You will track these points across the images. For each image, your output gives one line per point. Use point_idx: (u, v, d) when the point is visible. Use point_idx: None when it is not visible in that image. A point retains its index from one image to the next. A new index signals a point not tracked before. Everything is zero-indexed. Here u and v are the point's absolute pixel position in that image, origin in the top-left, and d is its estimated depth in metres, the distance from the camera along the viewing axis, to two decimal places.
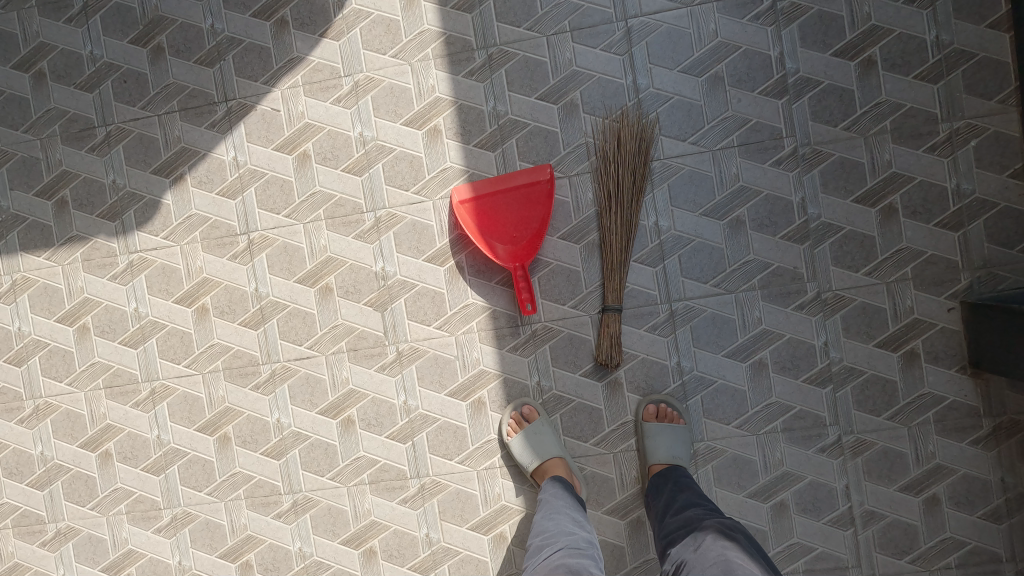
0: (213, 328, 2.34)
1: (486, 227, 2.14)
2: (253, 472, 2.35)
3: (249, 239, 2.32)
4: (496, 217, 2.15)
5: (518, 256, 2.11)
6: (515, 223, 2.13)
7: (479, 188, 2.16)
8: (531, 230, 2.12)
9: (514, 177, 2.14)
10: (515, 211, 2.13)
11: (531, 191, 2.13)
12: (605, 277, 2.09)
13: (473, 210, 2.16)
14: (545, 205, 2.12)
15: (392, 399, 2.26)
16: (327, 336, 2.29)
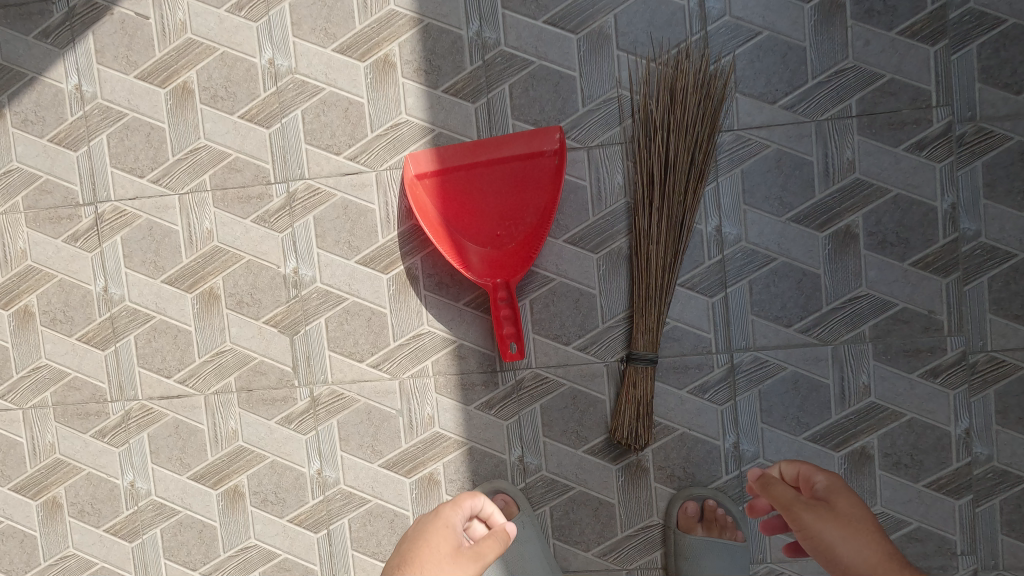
0: (39, 343, 1.56)
1: (456, 219, 1.39)
2: (91, 561, 1.58)
3: (97, 212, 1.53)
4: (471, 205, 1.39)
5: (501, 266, 1.37)
6: (500, 216, 1.38)
7: (448, 159, 1.40)
8: (524, 228, 1.37)
9: (502, 144, 1.38)
10: (502, 197, 1.38)
11: (528, 167, 1.37)
12: (636, 308, 1.35)
13: (436, 191, 1.41)
14: (548, 190, 1.36)
15: (301, 466, 1.51)
16: (208, 366, 1.52)
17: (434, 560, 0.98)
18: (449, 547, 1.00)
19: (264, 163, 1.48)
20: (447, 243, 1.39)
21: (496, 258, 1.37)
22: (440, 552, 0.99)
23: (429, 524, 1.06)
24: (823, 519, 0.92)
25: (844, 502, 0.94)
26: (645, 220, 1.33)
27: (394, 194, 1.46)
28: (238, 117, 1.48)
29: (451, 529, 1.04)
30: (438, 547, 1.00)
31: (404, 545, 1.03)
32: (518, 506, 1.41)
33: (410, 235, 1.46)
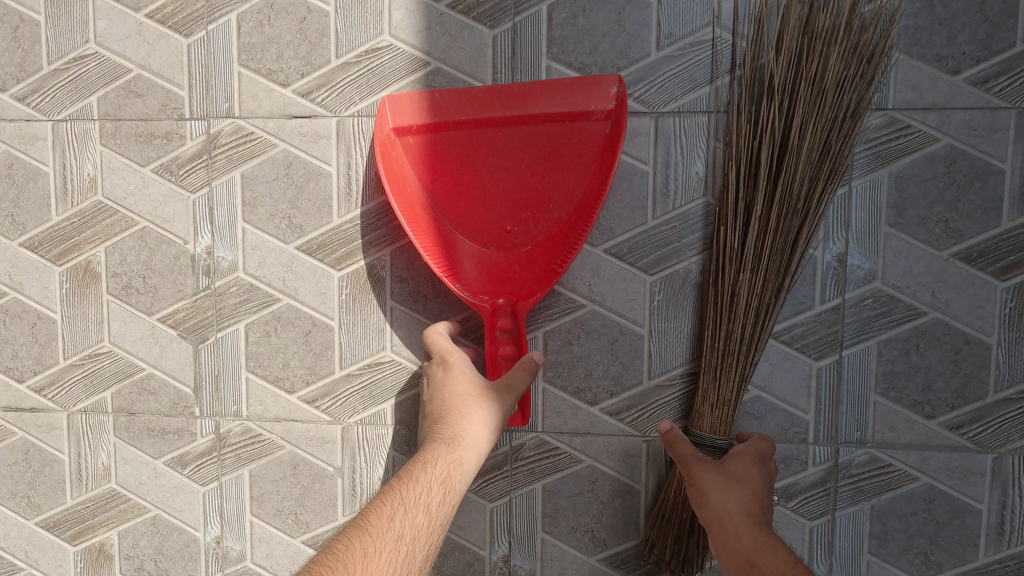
0: None
1: (447, 203, 0.94)
2: None
3: None
4: (471, 184, 0.93)
5: (506, 279, 0.91)
6: (513, 204, 0.92)
7: (442, 108, 0.92)
8: (548, 226, 0.92)
9: (525, 94, 0.90)
10: (518, 177, 0.92)
11: (564, 134, 0.90)
12: (710, 365, 0.88)
13: (421, 155, 0.94)
14: (592, 176, 0.90)
15: (193, 530, 1.06)
16: (75, 372, 1.07)
17: (461, 402, 0.85)
18: (476, 381, 0.88)
19: (177, 89, 1.01)
20: (429, 236, 0.93)
21: (501, 266, 0.92)
22: (466, 397, 0.86)
23: (450, 386, 0.87)
24: (704, 462, 0.82)
25: (734, 460, 0.82)
26: (734, 240, 0.86)
27: (360, 154, 0.98)
28: (145, 17, 1.01)
29: (474, 377, 0.88)
30: (463, 396, 0.86)
31: (433, 401, 0.88)
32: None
33: (379, 217, 0.99)
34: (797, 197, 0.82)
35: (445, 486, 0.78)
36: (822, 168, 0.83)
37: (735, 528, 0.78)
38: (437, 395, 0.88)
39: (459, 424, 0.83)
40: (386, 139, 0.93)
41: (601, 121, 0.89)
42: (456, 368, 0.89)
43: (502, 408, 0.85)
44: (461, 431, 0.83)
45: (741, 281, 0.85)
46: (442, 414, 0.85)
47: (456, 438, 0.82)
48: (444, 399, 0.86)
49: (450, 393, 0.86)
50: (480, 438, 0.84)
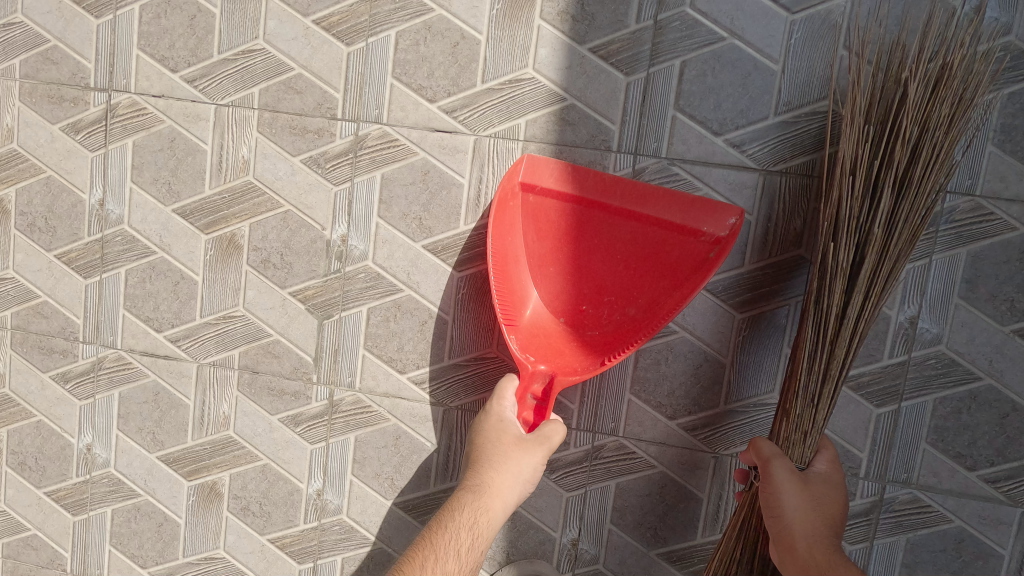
0: (10, 250, 1.25)
1: (540, 264, 1.06)
2: (26, 523, 1.32)
3: (109, 103, 1.19)
4: (567, 254, 1.05)
5: (560, 349, 1.05)
6: (595, 288, 1.05)
7: (574, 178, 1.03)
8: (618, 321, 1.05)
9: (649, 196, 1.02)
10: (612, 266, 1.04)
11: (670, 243, 1.02)
12: (805, 389, 0.90)
13: (529, 213, 1.05)
14: (675, 287, 1.02)
15: (298, 482, 1.21)
16: (209, 330, 1.21)
17: (500, 449, 0.97)
18: (513, 429, 0.99)
19: (333, 91, 1.12)
20: (515, 291, 1.06)
21: (561, 338, 1.06)
22: (506, 448, 0.97)
23: (488, 434, 0.99)
24: (796, 477, 0.89)
25: (838, 492, 0.91)
26: (840, 249, 0.86)
27: (492, 172, 1.10)
28: (312, 22, 1.11)
29: (509, 429, 0.99)
30: (501, 447, 0.98)
31: (472, 445, 1.00)
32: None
33: None
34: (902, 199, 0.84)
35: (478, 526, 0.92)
36: (929, 175, 0.85)
37: (811, 542, 0.87)
38: (477, 439, 1.00)
39: (490, 474, 0.96)
40: (510, 183, 1.04)
41: (709, 242, 1.01)
42: (497, 418, 1.00)
43: (533, 458, 0.96)
44: (488, 483, 0.95)
45: (850, 288, 0.87)
46: (476, 461, 0.98)
47: (488, 483, 0.96)
48: (483, 444, 0.99)
49: (487, 444, 0.98)
50: (514, 479, 0.96)
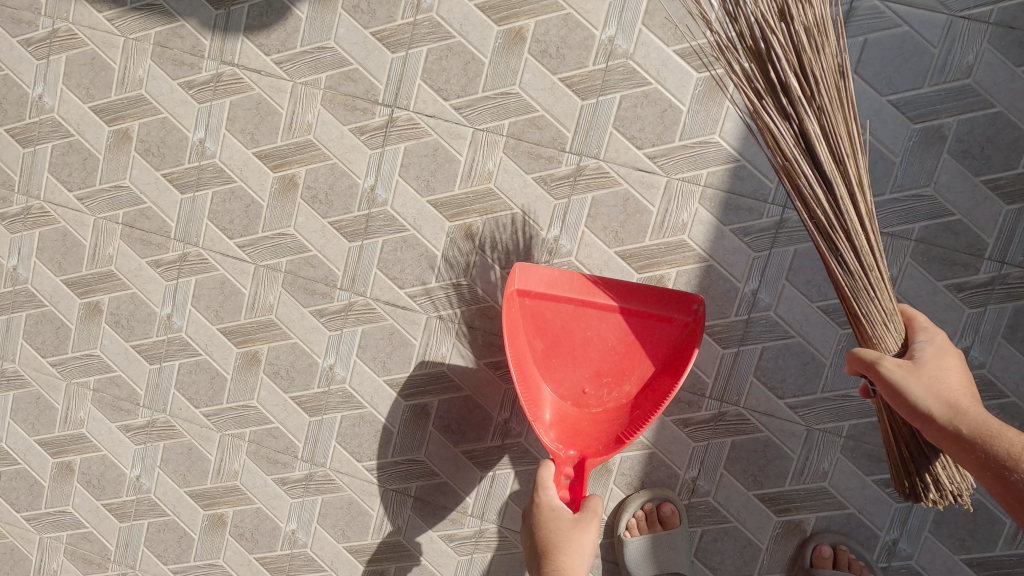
0: (294, 213, 1.67)
1: (549, 365, 1.48)
2: (271, 418, 1.75)
3: (391, 116, 1.60)
4: (570, 352, 1.48)
5: (579, 430, 1.46)
6: (592, 375, 1.47)
7: (557, 288, 1.47)
8: (618, 398, 1.47)
9: (625, 295, 1.46)
10: (606, 356, 1.47)
11: (646, 328, 1.46)
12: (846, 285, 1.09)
13: (526, 315, 1.48)
14: (658, 362, 1.46)
15: (491, 412, 1.67)
16: (440, 291, 1.63)
17: (562, 533, 1.38)
18: (566, 514, 1.40)
19: (565, 131, 1.53)
20: (533, 381, 1.46)
21: (575, 419, 1.47)
22: (567, 532, 1.37)
23: (550, 524, 1.39)
24: (907, 364, 1.09)
25: (933, 358, 1.11)
26: (805, 185, 1.02)
27: (676, 205, 1.51)
28: (559, 79, 1.51)
29: (563, 515, 1.39)
30: (562, 531, 1.38)
31: (540, 539, 1.40)
32: (678, 520, 1.57)
33: (676, 248, 1.52)
34: (813, 119, 0.98)
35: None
36: (824, 75, 0.98)
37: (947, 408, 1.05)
38: (540, 526, 1.40)
39: (565, 551, 1.37)
40: (511, 303, 1.46)
41: (681, 325, 1.45)
42: (546, 506, 1.40)
43: (591, 529, 1.38)
44: (564, 566, 1.39)
45: (836, 215, 1.04)
46: (552, 548, 1.38)
47: (566, 561, 1.38)
48: (549, 531, 1.38)
49: (551, 531, 1.38)
50: (581, 552, 1.39)
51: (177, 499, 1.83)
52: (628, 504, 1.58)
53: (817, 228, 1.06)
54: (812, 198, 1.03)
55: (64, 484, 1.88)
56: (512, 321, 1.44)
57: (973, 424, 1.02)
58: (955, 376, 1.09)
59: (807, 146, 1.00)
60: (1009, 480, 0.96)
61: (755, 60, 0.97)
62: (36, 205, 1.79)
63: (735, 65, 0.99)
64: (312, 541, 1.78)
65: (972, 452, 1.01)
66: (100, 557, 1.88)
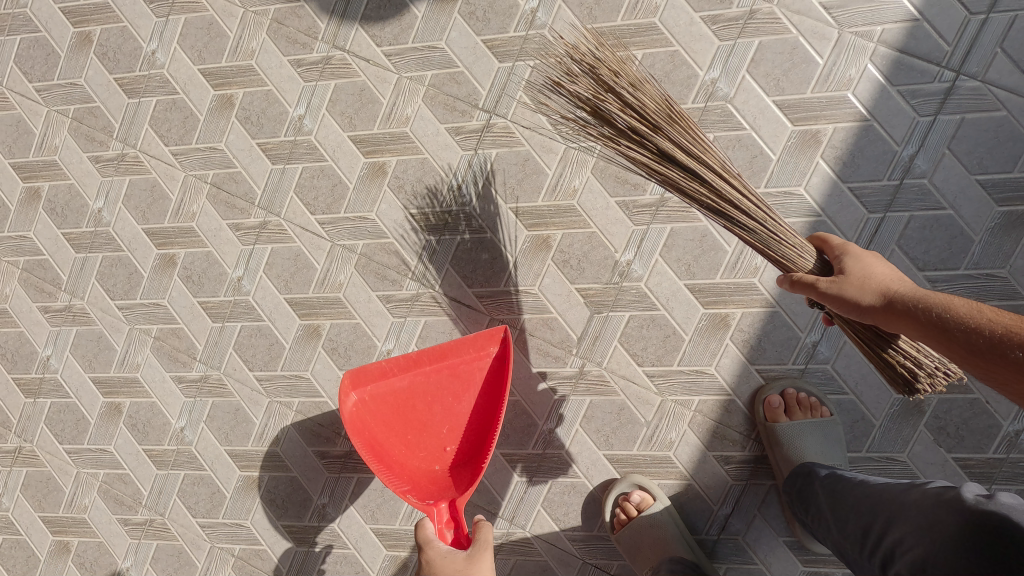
0: (378, 199, 1.73)
1: (406, 435, 1.59)
2: (321, 392, 1.80)
3: (488, 122, 1.66)
4: (417, 418, 1.60)
5: (437, 482, 1.56)
6: (447, 429, 1.59)
7: (388, 373, 1.59)
8: (470, 445, 1.58)
9: (446, 353, 1.59)
10: (447, 406, 1.59)
11: (472, 370, 1.59)
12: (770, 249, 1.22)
13: (359, 428, 1.57)
14: (489, 396, 1.58)
15: (539, 420, 1.67)
16: (507, 296, 1.67)
17: (458, 566, 1.39)
18: (458, 554, 1.42)
19: None
20: (385, 457, 1.57)
21: (432, 473, 1.58)
22: (462, 565, 1.39)
23: (443, 570, 1.39)
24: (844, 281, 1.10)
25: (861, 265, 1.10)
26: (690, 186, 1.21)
27: (751, 247, 1.55)
28: None
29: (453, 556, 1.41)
30: (458, 565, 1.39)
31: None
32: (654, 496, 1.59)
33: (745, 288, 1.56)
34: (658, 138, 1.19)
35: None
36: (655, 110, 1.21)
37: (889, 297, 1.02)
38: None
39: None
40: (350, 404, 1.58)
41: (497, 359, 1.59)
42: (436, 556, 1.42)
43: (486, 552, 1.42)
44: None
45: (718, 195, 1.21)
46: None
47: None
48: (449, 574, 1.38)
49: (447, 573, 1.39)
50: None
51: (216, 456, 1.87)
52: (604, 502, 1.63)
53: (710, 209, 1.23)
54: (694, 189, 1.21)
55: (110, 424, 1.93)
56: (358, 422, 1.57)
57: (909, 296, 0.99)
58: (884, 264, 1.09)
59: (662, 154, 1.20)
60: (948, 332, 0.90)
61: (609, 128, 1.22)
62: (131, 153, 1.86)
63: (602, 138, 1.24)
64: (340, 518, 1.82)
65: (911, 321, 0.97)
66: (132, 500, 1.93)
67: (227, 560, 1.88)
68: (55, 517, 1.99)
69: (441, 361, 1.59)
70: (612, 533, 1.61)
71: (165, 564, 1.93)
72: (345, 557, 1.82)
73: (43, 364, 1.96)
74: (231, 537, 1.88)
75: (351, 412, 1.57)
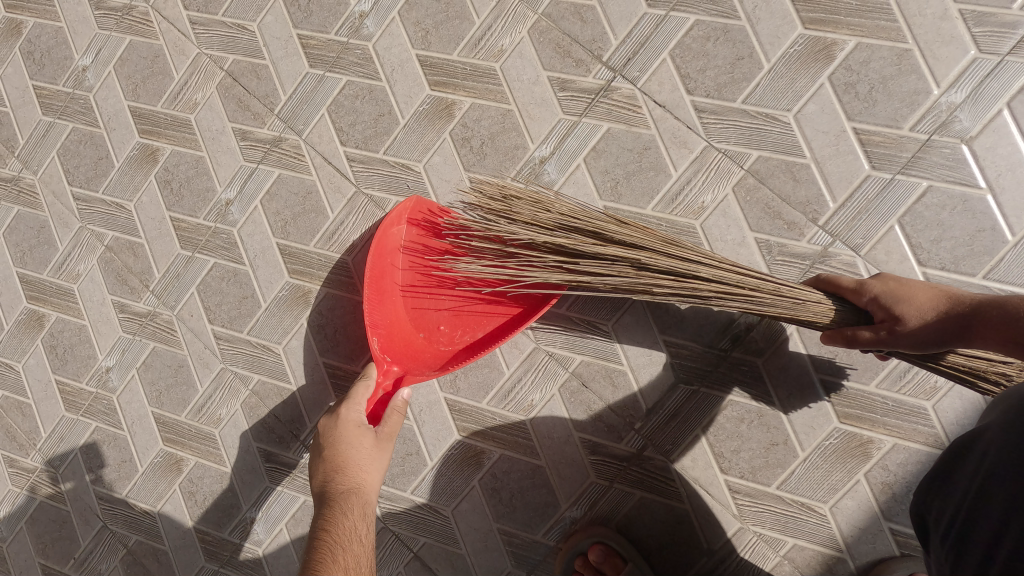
0: (431, 149, 1.27)
1: (415, 285, 1.19)
2: (289, 376, 1.36)
3: (608, 84, 1.18)
4: (437, 278, 1.19)
5: (409, 344, 1.18)
6: (453, 312, 1.19)
7: (445, 225, 1.18)
8: (467, 342, 1.19)
9: None
10: (467, 293, 1.19)
11: (517, 283, 1.17)
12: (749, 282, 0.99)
13: (383, 242, 1.17)
14: (512, 322, 1.17)
15: (562, 501, 1.22)
16: (567, 324, 1.21)
17: (357, 450, 1.09)
18: (370, 430, 1.12)
19: (829, 200, 1.09)
20: (382, 291, 1.17)
21: (413, 341, 1.18)
22: (362, 450, 1.09)
23: (346, 438, 1.10)
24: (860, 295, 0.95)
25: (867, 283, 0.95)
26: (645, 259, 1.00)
27: None
28: (852, 127, 1.08)
29: (366, 431, 1.11)
30: (359, 449, 1.09)
31: (329, 450, 1.09)
32: (625, 558, 1.15)
33: (907, 412, 1.08)
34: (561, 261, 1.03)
35: (361, 514, 1.03)
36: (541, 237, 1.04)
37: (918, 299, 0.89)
38: (329, 441, 1.10)
39: (359, 469, 1.08)
40: (394, 225, 1.18)
41: (545, 289, 1.16)
42: (349, 421, 1.11)
43: (387, 452, 1.12)
44: (364, 481, 1.08)
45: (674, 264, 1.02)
46: (340, 463, 1.08)
47: (358, 479, 1.07)
48: (343, 446, 1.09)
49: (345, 445, 1.09)
50: (373, 473, 1.10)
51: (138, 417, 1.44)
52: (563, 553, 1.19)
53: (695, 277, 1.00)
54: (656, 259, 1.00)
55: (26, 338, 1.51)
56: (384, 243, 1.17)
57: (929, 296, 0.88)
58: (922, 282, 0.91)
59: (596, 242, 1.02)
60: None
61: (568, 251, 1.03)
62: (140, 8, 1.43)
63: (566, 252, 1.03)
64: (268, 543, 1.38)
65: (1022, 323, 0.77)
66: (25, 439, 1.51)
67: (116, 550, 1.46)
68: None
69: None
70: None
71: (42, 531, 1.50)
72: None
73: None
74: (130, 523, 1.45)
75: (387, 233, 1.17)
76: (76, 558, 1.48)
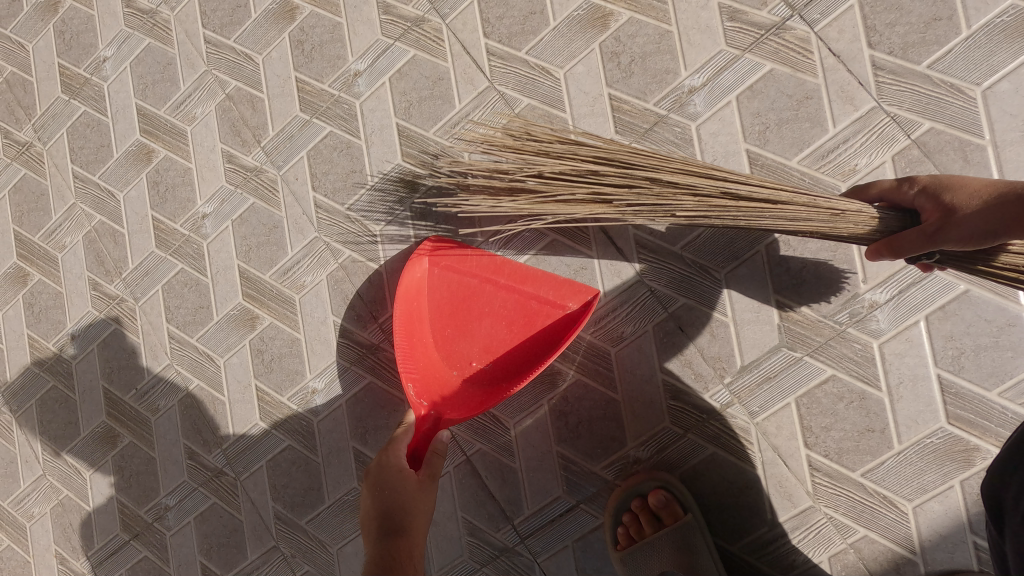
0: (577, 57, 1.23)
1: (442, 326, 1.19)
2: (379, 258, 1.35)
3: (783, 22, 1.11)
4: (463, 319, 1.19)
5: (443, 384, 1.18)
6: (483, 348, 1.18)
7: (467, 263, 1.18)
8: (498, 378, 1.17)
9: (529, 278, 1.17)
10: (495, 328, 1.18)
11: (543, 312, 1.16)
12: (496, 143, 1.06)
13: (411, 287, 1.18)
14: (545, 351, 1.14)
15: (630, 440, 1.19)
16: (679, 263, 1.16)
17: (405, 492, 1.14)
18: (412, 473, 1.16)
19: None
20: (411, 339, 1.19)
21: (446, 378, 1.19)
22: (410, 492, 1.15)
23: (389, 480, 1.15)
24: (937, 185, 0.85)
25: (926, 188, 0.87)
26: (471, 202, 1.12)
27: None
28: None
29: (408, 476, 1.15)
30: (405, 491, 1.14)
31: (375, 494, 1.15)
32: (684, 508, 1.13)
33: None
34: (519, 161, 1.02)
35: (409, 553, 1.11)
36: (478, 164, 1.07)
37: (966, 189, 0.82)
38: (376, 483, 1.15)
39: (408, 508, 1.14)
40: (417, 268, 1.18)
41: (571, 316, 1.14)
42: (392, 467, 1.15)
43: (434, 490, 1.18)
44: (413, 516, 1.14)
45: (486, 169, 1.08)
46: (390, 504, 1.13)
47: (407, 518, 1.13)
48: (390, 492, 1.14)
49: (391, 489, 1.14)
50: (425, 512, 1.16)
51: (223, 267, 1.46)
52: (615, 496, 1.17)
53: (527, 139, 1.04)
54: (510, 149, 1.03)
55: (132, 169, 1.54)
56: (408, 286, 1.18)
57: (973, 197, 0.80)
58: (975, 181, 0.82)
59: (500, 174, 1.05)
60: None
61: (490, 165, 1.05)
62: None
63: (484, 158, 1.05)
64: (324, 416, 1.39)
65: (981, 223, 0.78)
66: (112, 267, 1.55)
67: (176, 391, 1.49)
68: (25, 238, 1.61)
69: (542, 281, 1.16)
70: (613, 550, 1.17)
71: (111, 357, 1.54)
72: (310, 462, 1.40)
73: (96, 65, 1.57)
74: (194, 367, 1.48)
75: (411, 275, 1.18)
76: (137, 390, 1.52)
